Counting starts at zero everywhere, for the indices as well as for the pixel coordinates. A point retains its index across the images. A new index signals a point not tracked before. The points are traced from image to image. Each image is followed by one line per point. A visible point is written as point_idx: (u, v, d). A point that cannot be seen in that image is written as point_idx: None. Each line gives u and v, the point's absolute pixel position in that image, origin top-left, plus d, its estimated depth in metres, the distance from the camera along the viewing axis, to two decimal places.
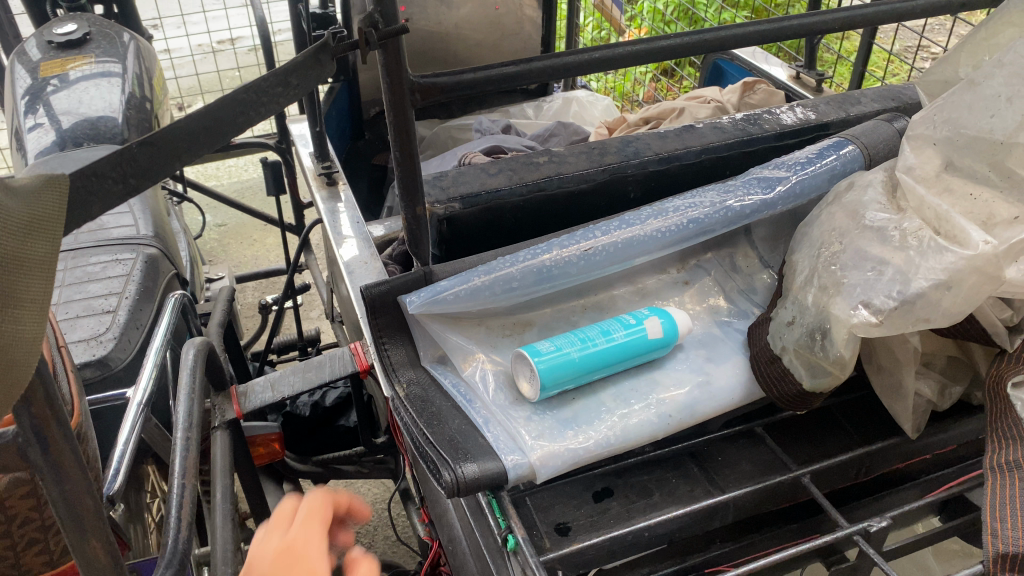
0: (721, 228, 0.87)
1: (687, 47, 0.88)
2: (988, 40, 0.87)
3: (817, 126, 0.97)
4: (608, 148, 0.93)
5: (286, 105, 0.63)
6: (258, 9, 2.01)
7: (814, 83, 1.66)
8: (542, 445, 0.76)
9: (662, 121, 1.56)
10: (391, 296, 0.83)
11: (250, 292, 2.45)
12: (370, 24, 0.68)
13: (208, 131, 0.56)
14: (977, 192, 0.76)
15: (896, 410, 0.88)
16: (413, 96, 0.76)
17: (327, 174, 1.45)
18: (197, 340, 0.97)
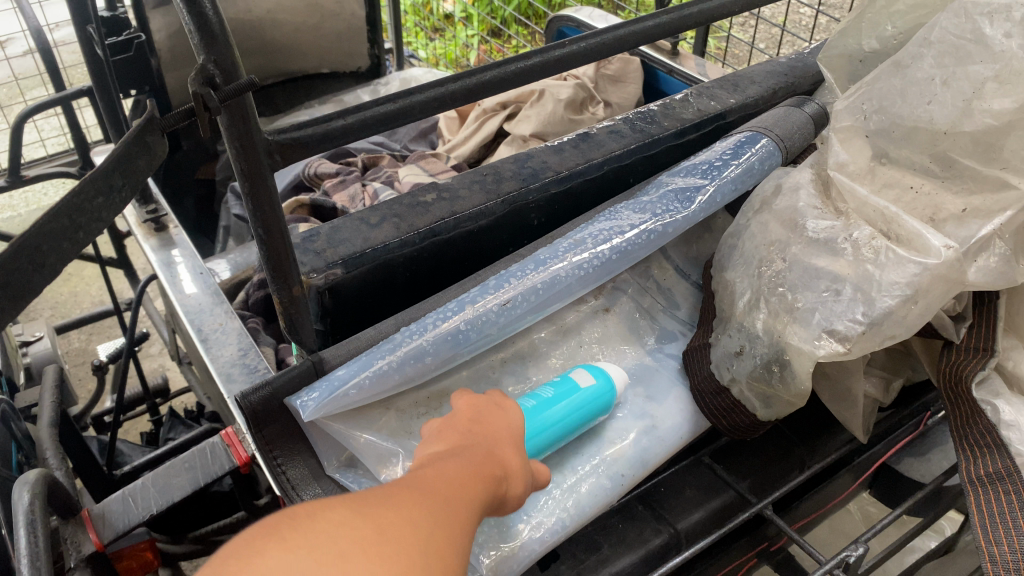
0: (643, 253, 0.76)
1: (586, 52, 0.75)
2: (887, 7, 0.81)
3: (718, 115, 0.89)
4: (501, 173, 0.80)
5: (111, 219, 0.47)
6: (30, 16, 1.70)
7: (669, 46, 1.59)
8: (491, 550, 0.65)
9: (522, 105, 1.44)
10: (276, 399, 0.67)
11: (75, 337, 2.16)
12: (206, 82, 0.52)
13: (7, 288, 0.42)
14: (918, 186, 0.69)
15: (846, 416, 0.81)
16: (272, 157, 0.60)
17: (154, 220, 1.23)
18: (30, 472, 0.78)
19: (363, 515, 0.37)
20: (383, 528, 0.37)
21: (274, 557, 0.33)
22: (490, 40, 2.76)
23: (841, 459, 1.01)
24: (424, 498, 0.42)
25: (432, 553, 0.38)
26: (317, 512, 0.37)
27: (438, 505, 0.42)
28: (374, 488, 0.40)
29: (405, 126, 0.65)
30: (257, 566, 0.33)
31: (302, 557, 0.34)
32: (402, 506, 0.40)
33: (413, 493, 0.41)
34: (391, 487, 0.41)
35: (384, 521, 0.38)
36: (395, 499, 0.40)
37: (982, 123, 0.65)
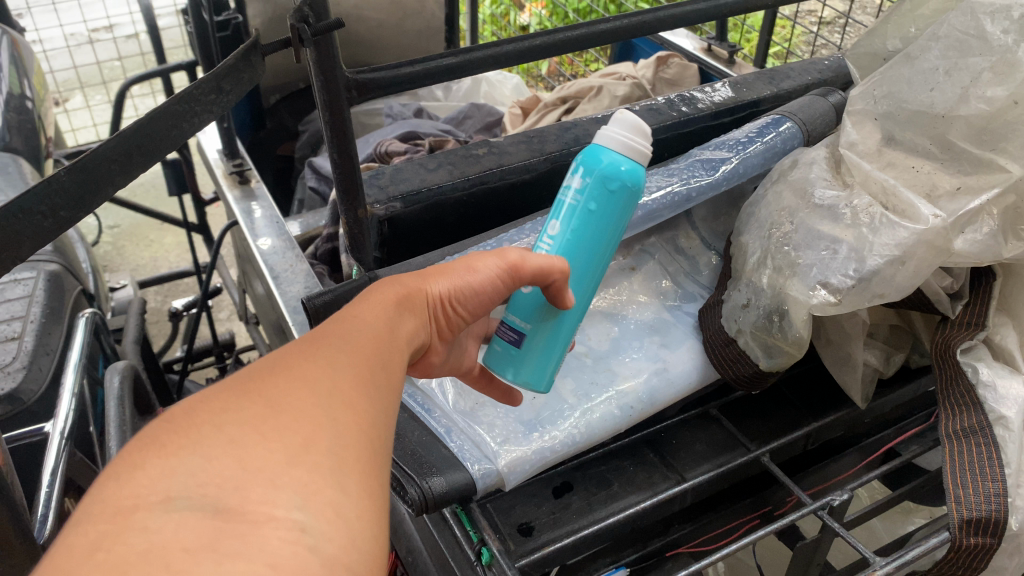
0: (668, 213, 0.86)
1: (627, 30, 0.86)
2: (912, 11, 0.89)
3: (751, 104, 0.98)
4: (547, 137, 0.90)
5: (219, 114, 0.58)
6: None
7: (727, 55, 1.68)
8: (508, 450, 0.75)
9: (581, 100, 1.54)
10: (336, 306, 0.78)
11: (151, 297, 2.33)
12: (302, 19, 0.63)
13: (142, 149, 0.52)
14: (918, 165, 0.77)
15: (846, 381, 0.89)
16: (350, 93, 0.72)
17: (238, 172, 1.40)
18: (119, 363, 0.93)
19: (250, 401, 0.41)
20: (279, 405, 0.41)
21: (158, 466, 0.37)
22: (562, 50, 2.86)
23: (849, 440, 1.08)
24: (322, 365, 0.46)
25: (332, 415, 0.43)
26: (201, 411, 0.40)
27: (338, 368, 0.46)
28: (258, 371, 0.44)
29: (464, 78, 0.77)
30: (145, 475, 0.37)
31: (188, 456, 0.38)
32: (295, 380, 0.44)
33: (308, 363, 0.45)
34: (283, 361, 0.45)
35: (277, 399, 0.42)
36: (284, 377, 0.43)
37: (977, 108, 0.74)
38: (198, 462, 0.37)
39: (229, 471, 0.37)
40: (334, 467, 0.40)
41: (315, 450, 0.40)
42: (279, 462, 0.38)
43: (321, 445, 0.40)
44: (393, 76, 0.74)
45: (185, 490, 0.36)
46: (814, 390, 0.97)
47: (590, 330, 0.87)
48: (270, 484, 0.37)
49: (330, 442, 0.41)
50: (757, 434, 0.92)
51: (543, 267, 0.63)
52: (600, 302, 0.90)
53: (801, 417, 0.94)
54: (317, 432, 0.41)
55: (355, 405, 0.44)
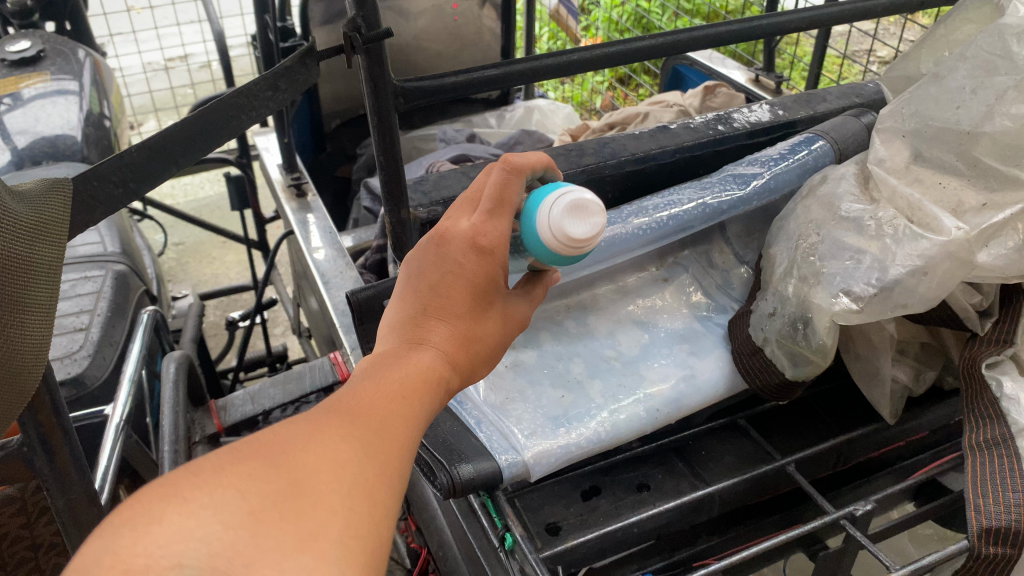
0: (700, 225, 0.89)
1: (664, 48, 0.90)
2: (946, 35, 0.91)
3: (786, 124, 1.01)
4: (585, 149, 0.95)
5: (275, 109, 0.64)
6: (217, 21, 1.94)
7: (773, 86, 1.76)
8: (535, 444, 0.78)
9: (626, 125, 1.58)
10: (378, 300, 0.84)
11: (211, 311, 2.42)
12: (354, 28, 0.69)
13: (202, 136, 0.58)
14: (944, 181, 0.79)
15: (874, 396, 0.91)
16: (397, 99, 0.78)
17: (296, 185, 1.48)
18: (175, 353, 1.02)
19: (277, 473, 0.41)
20: (304, 483, 0.41)
21: (175, 522, 0.36)
22: (616, 83, 2.90)
23: (885, 462, 1.03)
24: (354, 441, 0.45)
25: (357, 498, 0.42)
26: (225, 470, 0.40)
27: (373, 449, 0.46)
28: (293, 444, 0.43)
29: (504, 89, 0.82)
30: (159, 531, 0.36)
31: (207, 519, 0.37)
32: (324, 457, 0.43)
33: (343, 437, 0.45)
34: (316, 428, 0.45)
35: (303, 477, 0.41)
36: (314, 450, 0.43)
37: (1001, 125, 0.76)
38: (213, 530, 0.37)
39: (243, 547, 0.37)
40: (345, 558, 0.39)
41: (330, 533, 0.40)
42: (292, 548, 0.38)
43: (336, 532, 0.40)
44: (438, 86, 0.79)
45: (194, 559, 0.35)
46: (846, 405, 0.97)
47: (621, 336, 0.90)
48: (279, 568, 0.37)
49: (346, 529, 0.40)
50: (785, 447, 0.93)
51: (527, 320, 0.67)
52: (633, 309, 0.93)
53: (829, 431, 0.95)
54: (336, 516, 0.41)
55: (380, 488, 0.44)
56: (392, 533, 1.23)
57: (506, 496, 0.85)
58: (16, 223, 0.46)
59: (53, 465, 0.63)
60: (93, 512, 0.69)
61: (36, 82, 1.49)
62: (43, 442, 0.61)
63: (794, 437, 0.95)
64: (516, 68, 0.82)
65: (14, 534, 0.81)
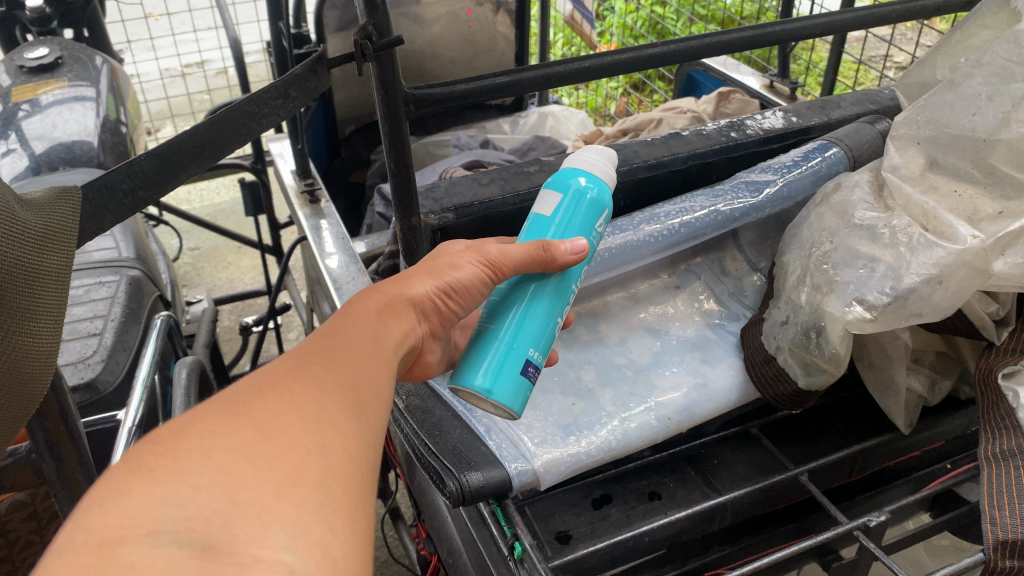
0: (712, 232, 0.88)
1: (677, 54, 0.90)
2: (963, 42, 0.91)
3: (800, 131, 1.01)
4: None
5: (286, 117, 0.64)
6: (233, 28, 1.95)
7: (788, 92, 1.75)
8: (545, 451, 0.78)
9: (640, 131, 1.57)
10: None
11: (226, 316, 2.44)
12: (365, 36, 0.69)
13: (214, 143, 0.59)
14: (960, 189, 0.79)
15: (889, 406, 0.90)
16: (408, 107, 0.78)
17: (310, 191, 1.49)
18: (188, 358, 1.02)
19: (240, 424, 0.42)
20: (267, 430, 0.42)
21: (144, 494, 0.37)
22: (631, 89, 2.90)
23: (900, 471, 1.01)
24: (312, 387, 0.47)
25: (322, 441, 0.43)
26: (185, 434, 0.41)
27: (327, 390, 0.47)
28: (247, 393, 0.44)
29: (516, 96, 0.82)
30: (131, 504, 0.37)
31: (174, 486, 0.38)
32: (284, 402, 0.44)
33: (298, 383, 0.46)
34: (271, 378, 0.46)
35: (266, 427, 0.42)
36: (272, 397, 0.44)
37: (1018, 132, 0.76)
38: (184, 492, 0.38)
39: (218, 506, 0.38)
40: (322, 500, 0.40)
41: (305, 482, 0.41)
42: (267, 497, 0.39)
43: (309, 478, 0.41)
44: (449, 93, 0.79)
45: (172, 523, 0.36)
46: (861, 415, 0.97)
47: (632, 344, 0.90)
48: (258, 521, 0.38)
49: (319, 469, 0.42)
50: (798, 456, 0.92)
51: (522, 260, 0.65)
52: (645, 317, 0.93)
53: (842, 441, 0.94)
54: (306, 462, 0.42)
55: (343, 431, 0.45)
56: (403, 539, 1.23)
57: (517, 504, 0.84)
58: (23, 232, 0.46)
59: (64, 472, 0.64)
60: None
61: (54, 89, 1.50)
62: (52, 448, 0.62)
63: (808, 447, 0.94)
64: (527, 75, 0.82)
65: (25, 540, 0.82)
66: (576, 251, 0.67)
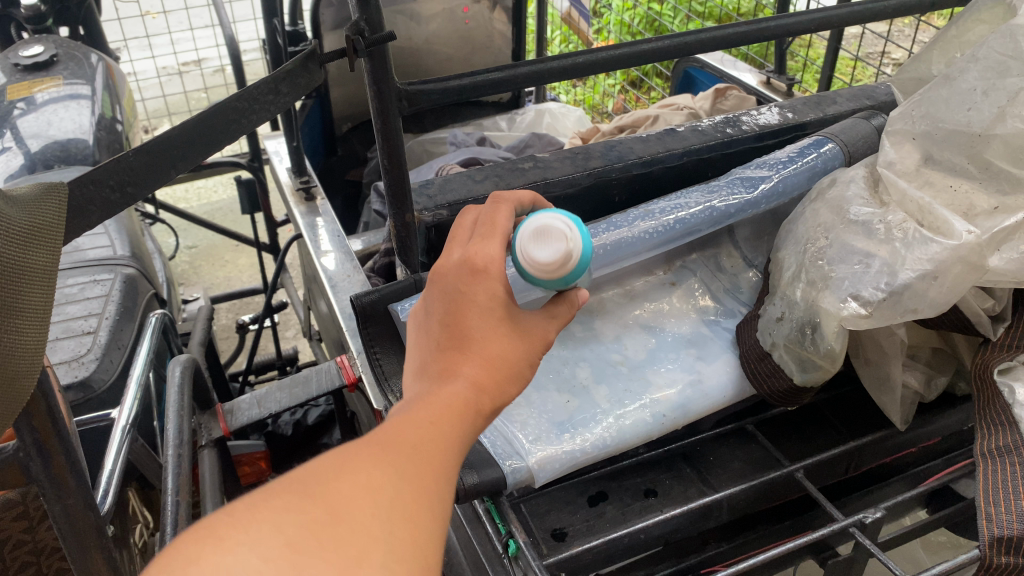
0: (707, 228, 0.88)
1: (672, 50, 0.89)
2: (958, 37, 0.91)
3: (795, 127, 1.01)
4: (592, 153, 0.95)
5: (277, 113, 0.64)
6: (230, 25, 1.94)
7: (784, 88, 1.74)
8: (540, 449, 0.77)
9: (637, 128, 1.57)
10: (382, 305, 0.87)
11: (223, 315, 2.43)
12: (357, 32, 0.68)
13: (203, 139, 0.59)
14: (955, 184, 0.78)
15: (884, 401, 0.90)
16: (401, 103, 0.77)
17: (305, 189, 1.48)
18: (182, 356, 1.02)
19: (312, 504, 0.41)
20: (338, 514, 0.41)
21: (211, 561, 0.36)
22: (629, 86, 2.90)
23: (896, 468, 1.01)
24: (388, 472, 0.45)
25: (394, 531, 0.42)
26: (260, 508, 0.40)
27: (404, 475, 0.45)
28: (320, 472, 0.43)
29: (511, 92, 0.82)
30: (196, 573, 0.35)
31: (243, 554, 0.36)
32: (357, 486, 0.43)
33: (372, 464, 0.45)
34: (344, 462, 0.44)
35: (338, 511, 0.41)
36: (350, 475, 0.43)
37: (1013, 127, 0.76)
38: (251, 562, 0.36)
39: None
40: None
41: (368, 565, 0.39)
42: None
43: (372, 562, 0.40)
44: (442, 89, 0.79)
45: None
46: (857, 412, 0.96)
47: (627, 340, 0.90)
48: None
49: (383, 563, 0.40)
50: (793, 453, 0.92)
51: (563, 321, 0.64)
52: (640, 313, 0.93)
53: (839, 437, 0.93)
54: (374, 550, 0.40)
55: (416, 519, 0.43)
56: None
57: (511, 502, 0.84)
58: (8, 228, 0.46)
59: (53, 472, 0.64)
60: (91, 519, 0.69)
61: (49, 87, 1.49)
62: (39, 447, 0.62)
63: (804, 444, 0.94)
64: (520, 71, 0.82)
65: (17, 538, 0.82)
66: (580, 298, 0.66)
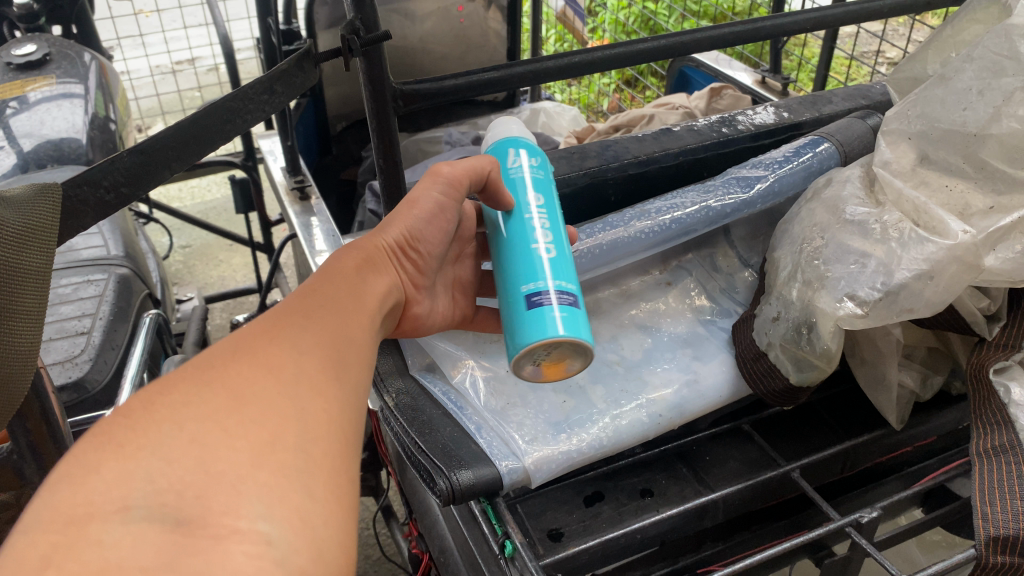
0: (703, 228, 0.88)
1: (667, 50, 0.89)
2: (954, 36, 0.91)
3: (791, 126, 1.01)
4: (588, 153, 0.94)
5: (272, 113, 0.63)
6: (223, 24, 1.93)
7: (780, 88, 1.74)
8: (536, 450, 0.77)
9: (632, 127, 1.57)
10: None
11: (217, 314, 2.42)
12: (352, 31, 0.68)
13: (199, 140, 0.58)
14: (951, 184, 0.78)
15: (880, 401, 0.90)
16: (396, 102, 0.77)
17: (300, 188, 1.48)
18: (177, 356, 1.02)
19: (213, 393, 0.45)
20: (240, 399, 0.46)
21: (114, 468, 0.40)
22: (624, 84, 2.89)
23: (891, 467, 1.01)
24: (285, 353, 0.51)
25: (299, 405, 0.48)
26: (157, 406, 0.44)
27: (302, 354, 0.52)
28: (219, 368, 0.47)
29: (506, 91, 0.82)
30: (98, 481, 0.40)
31: (148, 459, 0.41)
32: (256, 370, 0.48)
33: (272, 350, 0.51)
34: (242, 350, 0.50)
35: (239, 396, 0.46)
36: (247, 368, 0.48)
37: (1009, 127, 0.76)
38: (156, 466, 0.41)
39: (188, 481, 0.41)
40: (298, 467, 0.44)
41: (283, 450, 0.44)
42: (243, 466, 0.42)
43: (285, 444, 0.45)
44: (438, 89, 0.79)
45: (143, 500, 0.39)
46: (853, 411, 0.97)
47: (624, 340, 0.90)
48: (233, 492, 0.41)
49: (297, 441, 0.45)
50: (789, 452, 0.92)
51: (469, 166, 0.74)
52: (636, 313, 0.93)
53: (834, 437, 0.93)
54: (284, 425, 0.46)
55: (319, 394, 0.50)
56: (395, 537, 1.23)
57: (507, 502, 0.84)
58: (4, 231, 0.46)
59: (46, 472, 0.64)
60: None
61: (42, 86, 1.48)
62: (33, 447, 0.62)
63: (800, 443, 0.94)
64: (516, 71, 0.82)
65: (11, 540, 0.81)
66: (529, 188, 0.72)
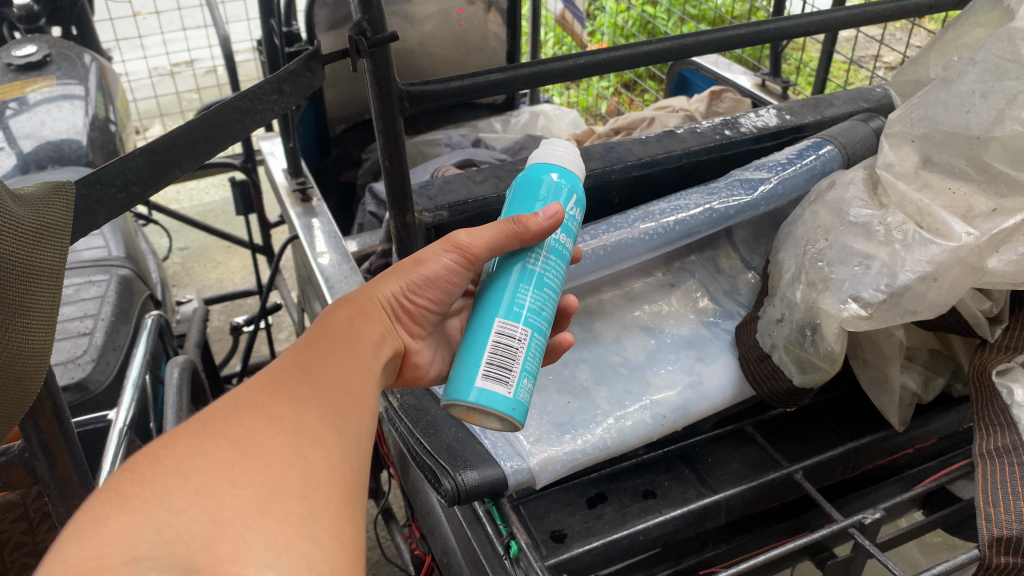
0: (707, 230, 0.88)
1: (671, 53, 0.89)
2: (955, 40, 0.91)
3: (793, 129, 1.01)
4: (591, 154, 0.95)
5: (279, 114, 0.63)
6: (223, 26, 1.93)
7: (779, 91, 1.75)
8: (541, 450, 0.77)
9: (632, 129, 1.57)
10: None
11: (215, 317, 2.42)
12: (359, 32, 0.68)
13: (208, 139, 0.58)
14: (954, 186, 0.79)
15: (882, 402, 0.90)
16: (402, 104, 0.77)
17: (301, 190, 1.48)
18: (179, 357, 1.02)
19: (216, 445, 0.43)
20: (244, 451, 0.44)
21: (121, 522, 0.38)
22: (623, 88, 2.90)
23: (891, 469, 1.01)
24: (287, 403, 0.48)
25: (301, 452, 0.45)
26: (162, 459, 0.42)
27: (303, 403, 0.49)
28: (221, 419, 0.45)
29: (512, 92, 0.82)
30: (108, 532, 0.38)
31: (153, 510, 0.39)
32: (261, 422, 0.46)
33: (274, 400, 0.48)
34: (245, 402, 0.47)
35: (244, 446, 0.44)
36: (249, 418, 0.46)
37: (1012, 130, 0.76)
38: (163, 517, 0.39)
39: (195, 530, 0.39)
40: (305, 514, 0.42)
41: (286, 496, 0.42)
42: (248, 513, 0.40)
43: (290, 491, 0.43)
44: (444, 90, 0.79)
45: (151, 549, 0.38)
46: (855, 412, 0.97)
47: (627, 342, 0.90)
48: (240, 540, 0.39)
49: (301, 487, 0.43)
50: (791, 453, 0.92)
51: (492, 237, 0.65)
52: (640, 314, 0.93)
53: (836, 438, 0.94)
54: (286, 474, 0.44)
55: (325, 442, 0.47)
56: (395, 539, 1.23)
57: (511, 503, 0.84)
58: (16, 225, 0.46)
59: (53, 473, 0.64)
60: None
61: (42, 87, 1.48)
62: (44, 446, 0.62)
63: (802, 445, 0.94)
64: (521, 72, 0.82)
65: (15, 541, 0.81)
66: (550, 218, 0.65)
